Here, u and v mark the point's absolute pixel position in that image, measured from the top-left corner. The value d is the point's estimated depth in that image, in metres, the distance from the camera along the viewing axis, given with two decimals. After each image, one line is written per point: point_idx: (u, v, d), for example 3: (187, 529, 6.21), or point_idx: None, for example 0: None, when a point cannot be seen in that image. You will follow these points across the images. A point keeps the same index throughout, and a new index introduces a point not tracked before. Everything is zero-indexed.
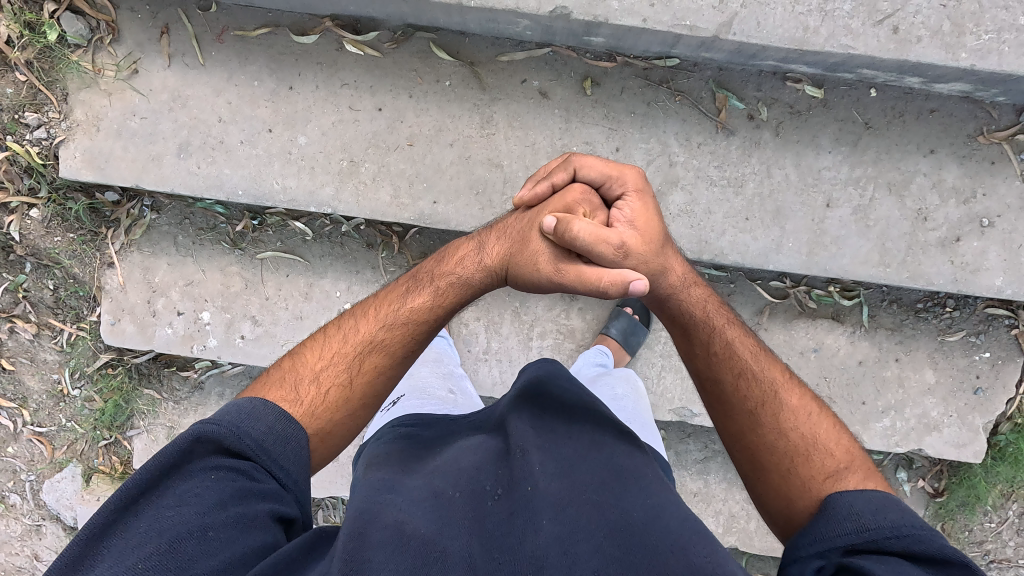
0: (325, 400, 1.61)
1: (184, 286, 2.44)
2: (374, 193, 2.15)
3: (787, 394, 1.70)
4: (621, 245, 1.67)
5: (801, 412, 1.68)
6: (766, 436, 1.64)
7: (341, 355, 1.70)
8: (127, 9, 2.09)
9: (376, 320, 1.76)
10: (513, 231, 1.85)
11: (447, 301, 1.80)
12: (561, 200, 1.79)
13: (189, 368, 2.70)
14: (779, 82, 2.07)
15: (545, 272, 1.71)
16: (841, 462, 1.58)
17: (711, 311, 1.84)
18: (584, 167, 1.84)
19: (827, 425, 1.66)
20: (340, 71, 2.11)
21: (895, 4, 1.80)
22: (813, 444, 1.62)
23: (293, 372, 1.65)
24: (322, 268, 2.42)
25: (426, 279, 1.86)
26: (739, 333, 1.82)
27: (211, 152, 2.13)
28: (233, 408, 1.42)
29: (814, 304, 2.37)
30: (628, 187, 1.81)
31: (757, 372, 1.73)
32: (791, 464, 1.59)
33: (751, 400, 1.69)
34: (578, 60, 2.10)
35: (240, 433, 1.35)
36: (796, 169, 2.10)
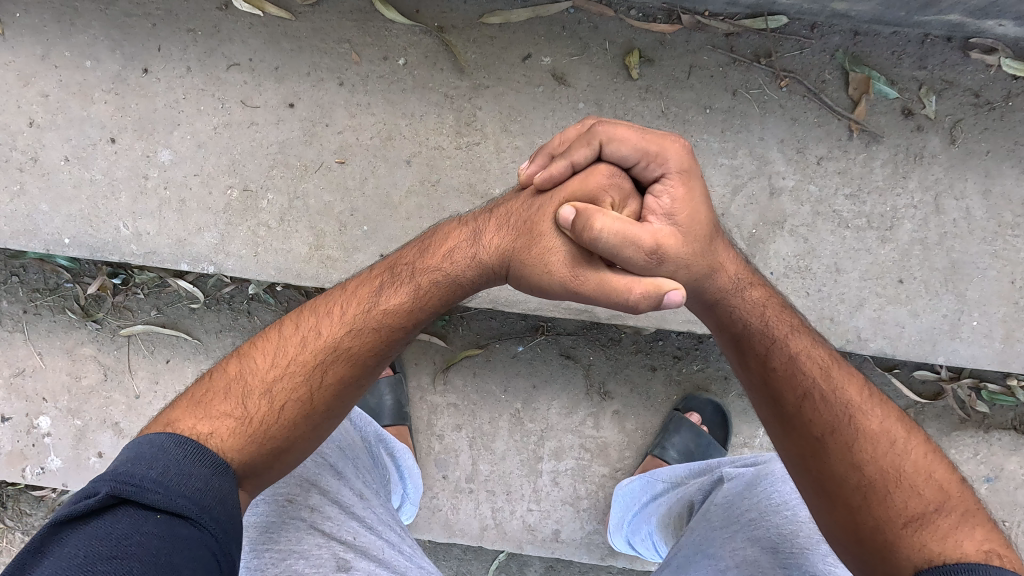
0: (286, 422, 0.90)
1: (11, 377, 1.60)
2: (283, 240, 1.32)
3: (863, 412, 0.91)
4: (655, 248, 0.92)
5: (885, 436, 0.89)
6: (825, 475, 0.87)
7: (301, 358, 0.93)
8: None
9: (347, 306, 0.99)
10: (514, 214, 1.03)
11: (428, 307, 1.00)
12: (584, 183, 0.99)
13: (41, 488, 1.86)
14: (957, 55, 1.24)
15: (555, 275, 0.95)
16: (934, 505, 0.84)
17: (764, 307, 1.00)
18: (617, 134, 0.98)
19: (916, 446, 0.89)
20: (226, 44, 1.29)
21: None
22: (894, 478, 0.85)
23: (236, 377, 0.93)
24: (219, 350, 1.58)
25: (403, 266, 1.04)
26: (800, 330, 0.98)
27: (18, 175, 1.31)
28: (149, 452, 0.79)
29: (985, 406, 1.50)
30: (666, 162, 0.96)
31: (825, 382, 0.93)
32: (860, 507, 0.84)
33: (813, 428, 0.90)
34: (617, 22, 1.27)
35: (182, 479, 0.77)
36: (984, 200, 1.25)
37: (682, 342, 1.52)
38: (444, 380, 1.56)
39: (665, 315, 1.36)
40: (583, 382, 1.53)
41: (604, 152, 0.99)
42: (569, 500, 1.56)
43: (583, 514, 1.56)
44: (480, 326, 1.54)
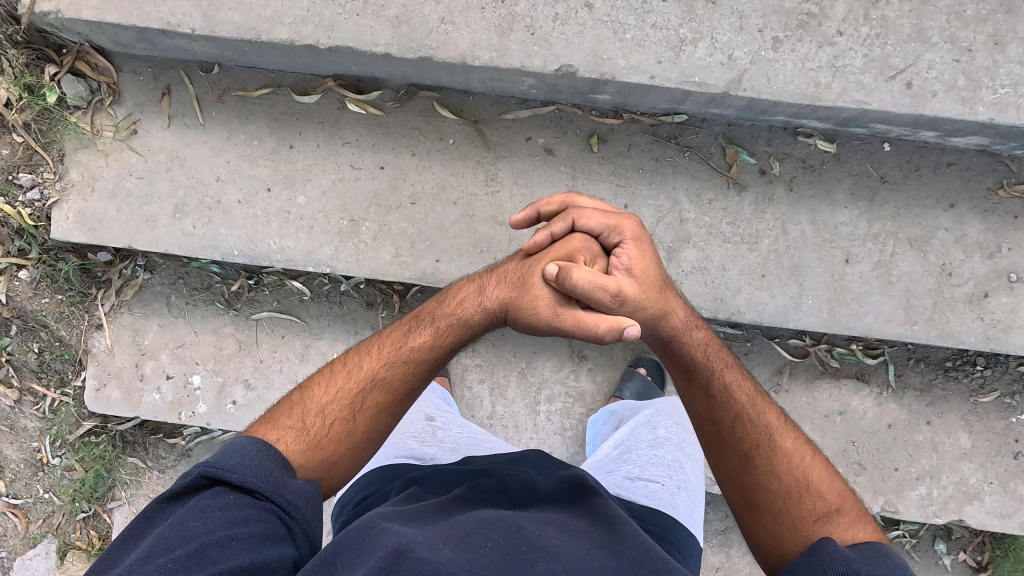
0: (330, 433, 1.50)
1: (175, 348, 2.33)
2: (375, 252, 2.08)
3: (782, 436, 1.60)
4: (617, 292, 1.56)
5: (797, 454, 1.58)
6: (759, 478, 1.55)
7: (347, 389, 1.59)
8: (129, 71, 2.07)
9: (379, 357, 1.65)
10: (509, 277, 1.70)
11: (445, 343, 1.65)
12: (563, 246, 1.67)
13: (176, 435, 2.56)
14: (790, 138, 2.03)
15: (545, 314, 1.58)
16: (833, 505, 1.51)
17: (709, 351, 1.69)
18: (586, 216, 1.71)
19: (819, 465, 1.57)
20: (342, 130, 2.07)
21: (907, 59, 1.75)
22: (805, 485, 1.53)
23: (298, 403, 1.56)
24: (319, 328, 2.31)
25: (430, 317, 1.72)
26: (734, 371, 1.68)
27: (208, 212, 2.08)
28: (234, 449, 1.34)
29: (836, 362, 2.23)
30: (624, 234, 1.68)
31: (754, 413, 1.62)
32: (785, 504, 1.51)
33: (747, 443, 1.58)
34: (584, 117, 2.06)
35: (249, 469, 1.31)
36: (812, 225, 2.02)
37: None
38: (473, 348, 2.29)
39: None
40: (568, 349, 2.27)
41: (577, 226, 1.73)
42: (559, 431, 2.28)
43: (569, 440, 2.28)
44: None
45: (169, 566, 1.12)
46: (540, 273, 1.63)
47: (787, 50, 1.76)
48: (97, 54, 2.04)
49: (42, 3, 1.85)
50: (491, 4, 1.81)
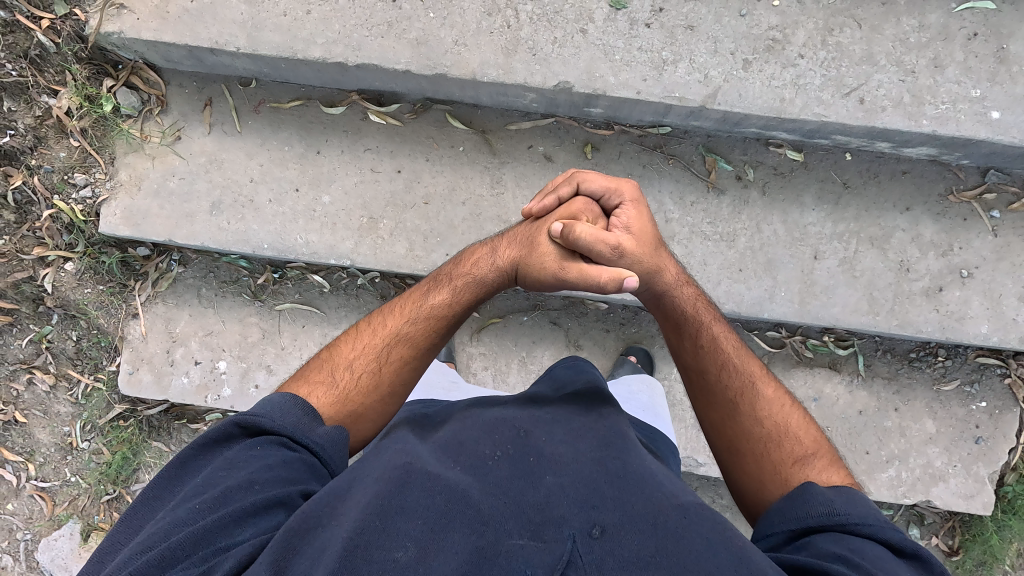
0: (359, 385, 1.72)
1: (204, 336, 2.54)
2: (391, 246, 2.30)
3: (763, 386, 1.81)
4: (617, 245, 1.81)
5: (776, 402, 1.79)
6: (742, 422, 1.76)
7: (373, 345, 1.80)
8: (176, 85, 2.33)
9: (402, 314, 1.86)
10: (521, 240, 1.96)
11: (462, 302, 1.91)
12: (567, 208, 1.93)
13: (199, 421, 2.74)
14: (763, 147, 2.28)
15: (552, 267, 1.85)
16: (809, 449, 1.70)
17: (698, 307, 1.93)
18: (588, 181, 1.97)
19: (797, 415, 1.77)
20: (364, 138, 2.33)
21: (859, 78, 2.01)
22: (784, 431, 1.73)
23: (330, 359, 1.77)
24: (337, 318, 2.53)
25: (449, 278, 1.96)
26: (720, 326, 1.91)
27: (242, 209, 2.31)
28: (266, 400, 1.52)
29: (810, 352, 2.44)
30: (623, 197, 1.94)
31: (739, 364, 1.84)
32: (765, 448, 1.71)
33: (732, 390, 1.80)
34: (579, 128, 2.31)
35: (279, 415, 1.47)
36: (784, 225, 2.26)
37: (625, 314, 2.48)
38: (478, 337, 2.50)
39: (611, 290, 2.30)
40: (565, 338, 2.48)
41: (581, 189, 1.98)
42: None
43: None
44: (501, 305, 2.49)
45: (201, 507, 1.28)
46: (548, 233, 1.89)
47: (755, 70, 2.03)
48: (149, 70, 2.30)
49: (108, 25, 2.12)
50: (499, 28, 2.08)
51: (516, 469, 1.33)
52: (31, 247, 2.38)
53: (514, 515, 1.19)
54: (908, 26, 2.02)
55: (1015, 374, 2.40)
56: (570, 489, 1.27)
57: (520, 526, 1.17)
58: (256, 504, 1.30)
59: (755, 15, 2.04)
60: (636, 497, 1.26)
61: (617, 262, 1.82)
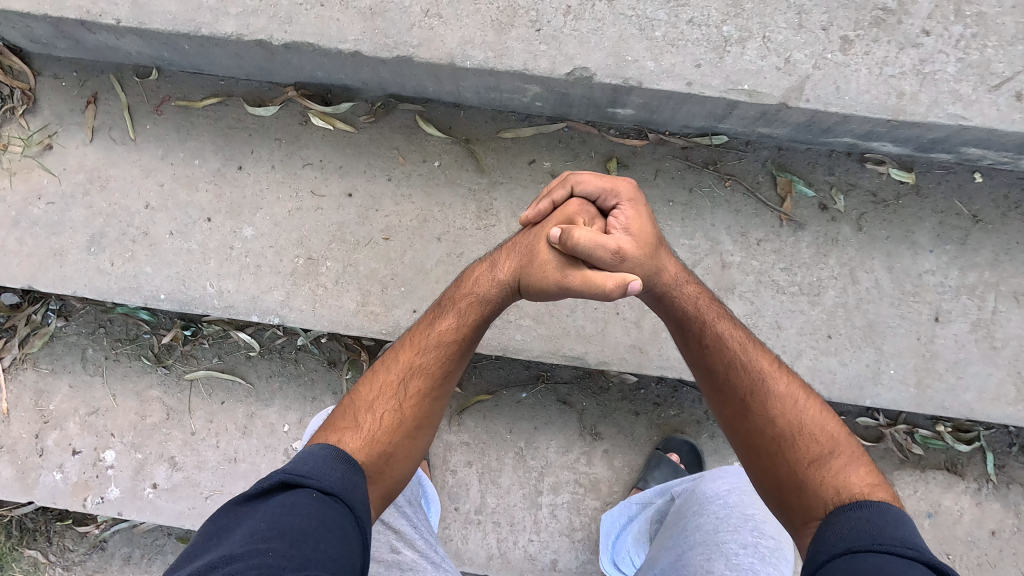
0: (385, 427, 1.21)
1: (87, 415, 1.87)
2: (336, 298, 1.65)
3: (773, 377, 1.21)
4: (618, 250, 1.21)
5: (786, 392, 1.20)
6: (748, 424, 1.18)
7: (388, 380, 1.27)
8: (50, 76, 1.71)
9: (411, 344, 1.31)
10: (518, 246, 1.36)
11: (472, 322, 1.31)
12: (560, 213, 1.32)
13: (88, 523, 2.05)
14: (857, 165, 1.63)
15: (549, 278, 1.24)
16: (828, 447, 1.14)
17: (693, 296, 1.31)
18: (581, 179, 1.35)
19: (812, 403, 1.19)
20: (303, 148, 1.69)
21: (1013, 65, 1.38)
22: (798, 428, 1.15)
23: (349, 403, 1.28)
24: (268, 393, 1.86)
25: (447, 298, 1.37)
26: (722, 317, 1.29)
27: (131, 245, 1.67)
28: (304, 456, 1.12)
29: (920, 449, 1.75)
30: (620, 194, 1.33)
31: (743, 355, 1.23)
32: (777, 450, 1.14)
33: (735, 386, 1.21)
34: (600, 137, 1.67)
35: (326, 470, 1.08)
36: (889, 274, 1.60)
37: (661, 391, 1.81)
38: (458, 421, 1.82)
39: (644, 362, 1.61)
40: (578, 424, 1.80)
41: (576, 190, 1.36)
42: (566, 531, 1.78)
43: (579, 544, 1.78)
44: (490, 377, 1.82)
45: (273, 561, 0.89)
46: (544, 235, 1.29)
47: (860, 52, 1.40)
48: (13, 56, 1.69)
49: None
50: None
51: None
52: None
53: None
54: None
55: None
56: None
57: None
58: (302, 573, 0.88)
59: None
60: None
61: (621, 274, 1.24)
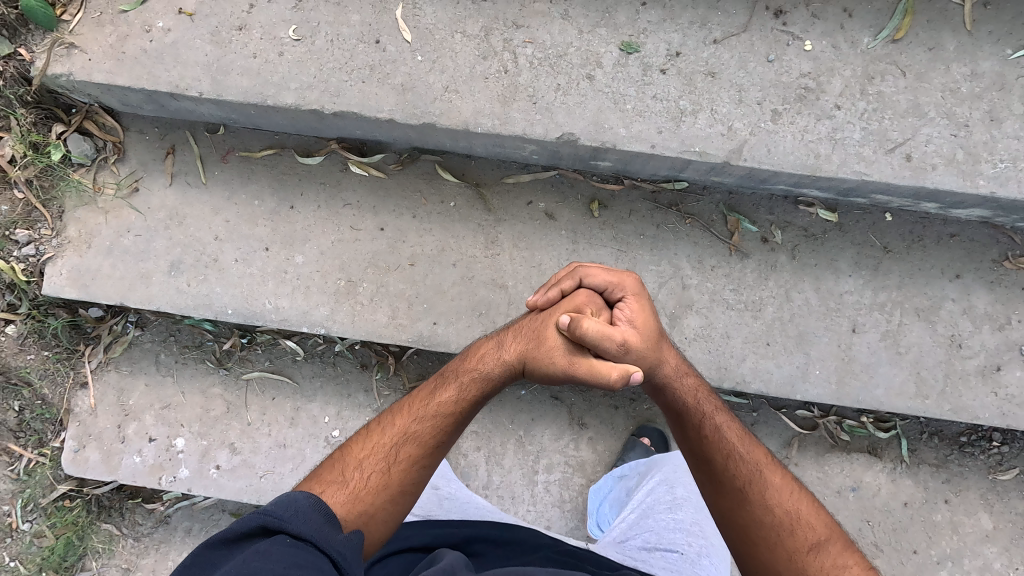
0: (370, 484, 1.51)
1: (160, 409, 2.25)
2: (371, 313, 2.03)
3: (770, 471, 1.60)
4: (622, 341, 1.57)
5: (784, 489, 1.57)
6: (752, 514, 1.54)
7: (382, 442, 1.59)
8: (136, 131, 2.09)
9: (409, 412, 1.63)
10: (523, 330, 1.69)
11: (469, 397, 1.64)
12: (569, 301, 1.67)
13: (155, 500, 2.43)
14: (791, 206, 2.02)
15: (559, 362, 1.58)
16: (823, 535, 1.52)
17: (699, 396, 1.69)
18: (590, 273, 1.74)
19: (804, 499, 1.58)
20: (344, 191, 2.08)
21: (905, 133, 1.76)
22: (795, 519, 1.53)
23: (341, 458, 1.58)
24: (311, 390, 2.24)
25: (453, 371, 1.70)
26: (723, 416, 1.67)
27: (204, 270, 2.05)
28: (288, 500, 1.37)
29: (847, 435, 2.15)
30: (625, 287, 1.72)
31: (743, 453, 1.62)
32: (778, 538, 1.51)
33: (739, 478, 1.58)
34: (585, 183, 2.06)
35: (303, 519, 1.34)
36: (816, 294, 1.99)
37: (635, 388, 2.19)
38: None
39: None
40: (567, 416, 2.19)
41: (584, 282, 1.74)
42: (557, 503, 2.17)
43: (567, 514, 2.17)
44: None
45: None
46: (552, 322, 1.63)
47: (786, 122, 1.79)
48: (106, 115, 2.07)
49: (55, 66, 1.89)
50: (495, 74, 1.85)
51: None
52: None
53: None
54: (959, 74, 1.78)
55: None
56: None
57: None
58: None
59: (784, 62, 1.81)
60: None
61: (622, 358, 1.59)
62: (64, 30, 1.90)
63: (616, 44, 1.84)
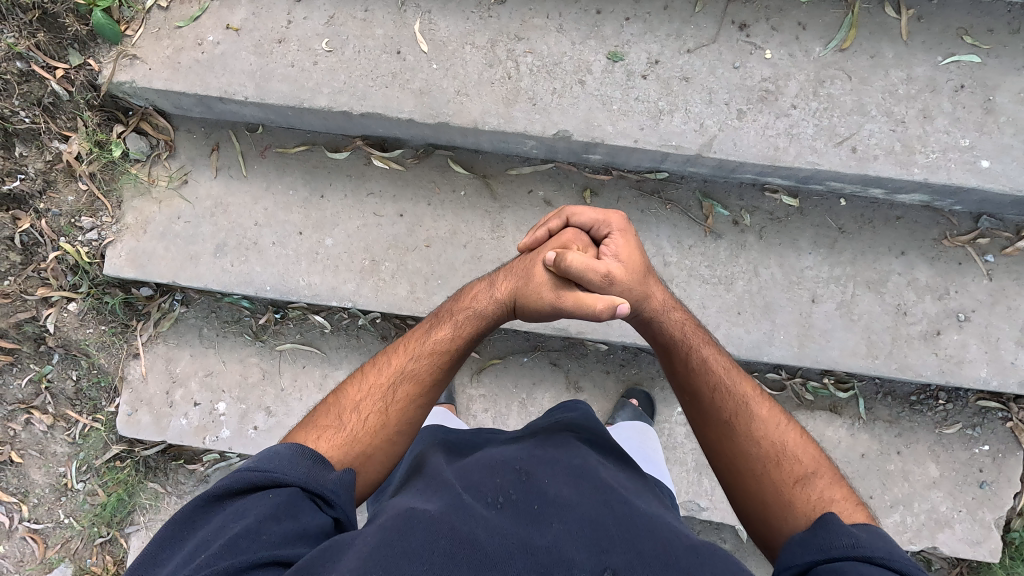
0: (367, 425, 1.67)
1: (203, 377, 2.54)
2: (392, 288, 2.33)
3: (759, 405, 1.79)
4: (606, 273, 1.80)
5: (771, 421, 1.76)
6: (739, 445, 1.72)
7: (378, 384, 1.76)
8: (185, 130, 2.39)
9: (404, 352, 1.84)
10: (514, 271, 1.96)
11: (464, 335, 1.87)
12: (558, 239, 1.93)
13: (196, 461, 2.72)
14: (759, 193, 2.32)
15: (546, 299, 1.82)
16: (809, 468, 1.68)
17: (686, 329, 1.93)
18: (575, 212, 1.97)
19: (794, 433, 1.75)
20: (367, 182, 2.37)
21: (850, 128, 2.07)
22: (783, 451, 1.70)
23: (335, 404, 1.73)
24: (337, 359, 2.53)
25: (447, 314, 1.96)
26: (711, 348, 1.90)
27: (245, 252, 2.34)
28: (271, 453, 1.45)
29: (811, 395, 2.44)
30: (611, 224, 1.93)
31: (731, 384, 1.82)
32: (766, 470, 1.68)
33: (726, 412, 1.78)
34: (579, 174, 2.36)
35: (289, 467, 1.41)
36: (781, 269, 2.29)
37: (624, 355, 2.48)
38: (478, 378, 2.50)
39: (609, 331, 2.29)
40: (564, 380, 2.48)
41: (571, 221, 1.98)
42: None
43: None
44: (500, 345, 2.50)
45: (253, 530, 1.27)
46: (541, 262, 1.87)
47: (750, 120, 2.08)
48: (159, 116, 2.37)
49: (120, 75, 2.19)
50: (500, 80, 2.15)
51: (520, 514, 1.35)
52: (35, 287, 2.39)
53: (522, 557, 1.22)
54: (896, 78, 2.09)
55: (1016, 418, 2.39)
56: (590, 517, 1.35)
57: (518, 556, 1.22)
58: (278, 541, 1.27)
59: (748, 67, 2.11)
60: (649, 540, 1.30)
61: (608, 290, 1.81)
62: (128, 43, 2.21)
63: (604, 53, 2.14)
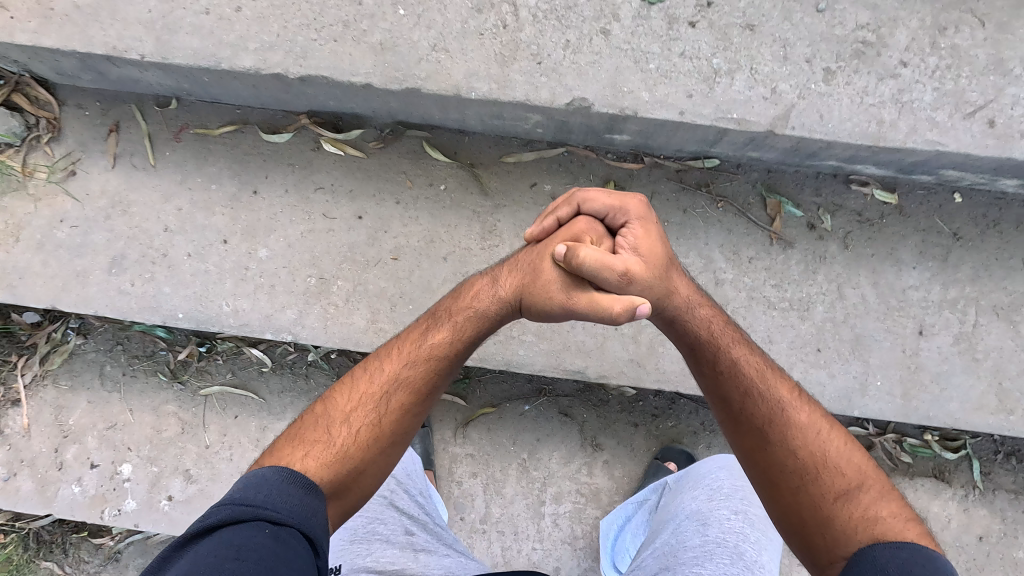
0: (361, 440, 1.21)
1: (104, 430, 1.93)
2: (347, 316, 1.73)
3: (797, 409, 1.23)
4: (625, 273, 1.23)
5: (810, 427, 1.21)
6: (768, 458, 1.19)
7: (370, 392, 1.27)
8: (74, 105, 1.80)
9: (400, 355, 1.33)
10: (520, 262, 1.40)
11: (468, 335, 1.36)
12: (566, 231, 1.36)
13: (102, 535, 2.10)
14: (842, 186, 1.72)
15: (556, 301, 1.28)
16: (855, 482, 1.15)
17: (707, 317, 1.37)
18: (588, 197, 1.39)
19: (836, 438, 1.21)
20: (315, 172, 1.77)
21: (985, 94, 1.47)
22: (822, 462, 1.17)
23: (319, 415, 1.26)
24: (279, 407, 1.92)
25: (444, 311, 1.41)
26: (734, 340, 1.33)
27: (150, 266, 1.75)
28: (257, 481, 1.06)
29: (909, 457, 1.82)
30: (627, 211, 1.37)
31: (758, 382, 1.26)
32: (801, 484, 1.15)
33: (755, 417, 1.23)
34: (598, 161, 1.76)
35: (282, 500, 1.03)
36: (875, 289, 1.68)
37: (659, 403, 1.87)
38: (464, 433, 1.89)
39: (641, 375, 1.68)
40: (579, 437, 1.87)
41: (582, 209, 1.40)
42: (569, 540, 1.85)
43: (580, 552, 1.85)
44: (493, 389, 1.88)
45: None
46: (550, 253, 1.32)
47: (841, 82, 1.48)
48: (39, 87, 1.78)
49: None
50: (491, 30, 1.54)
51: None
52: None
53: None
54: None
55: None
56: None
57: None
58: None
59: (838, 9, 1.49)
60: None
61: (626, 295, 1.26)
62: None
63: None
